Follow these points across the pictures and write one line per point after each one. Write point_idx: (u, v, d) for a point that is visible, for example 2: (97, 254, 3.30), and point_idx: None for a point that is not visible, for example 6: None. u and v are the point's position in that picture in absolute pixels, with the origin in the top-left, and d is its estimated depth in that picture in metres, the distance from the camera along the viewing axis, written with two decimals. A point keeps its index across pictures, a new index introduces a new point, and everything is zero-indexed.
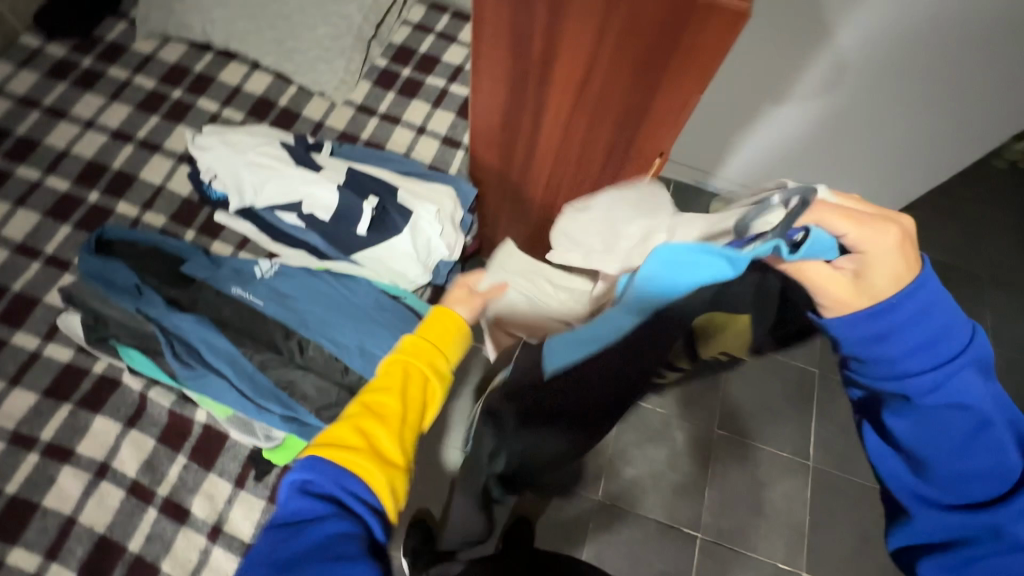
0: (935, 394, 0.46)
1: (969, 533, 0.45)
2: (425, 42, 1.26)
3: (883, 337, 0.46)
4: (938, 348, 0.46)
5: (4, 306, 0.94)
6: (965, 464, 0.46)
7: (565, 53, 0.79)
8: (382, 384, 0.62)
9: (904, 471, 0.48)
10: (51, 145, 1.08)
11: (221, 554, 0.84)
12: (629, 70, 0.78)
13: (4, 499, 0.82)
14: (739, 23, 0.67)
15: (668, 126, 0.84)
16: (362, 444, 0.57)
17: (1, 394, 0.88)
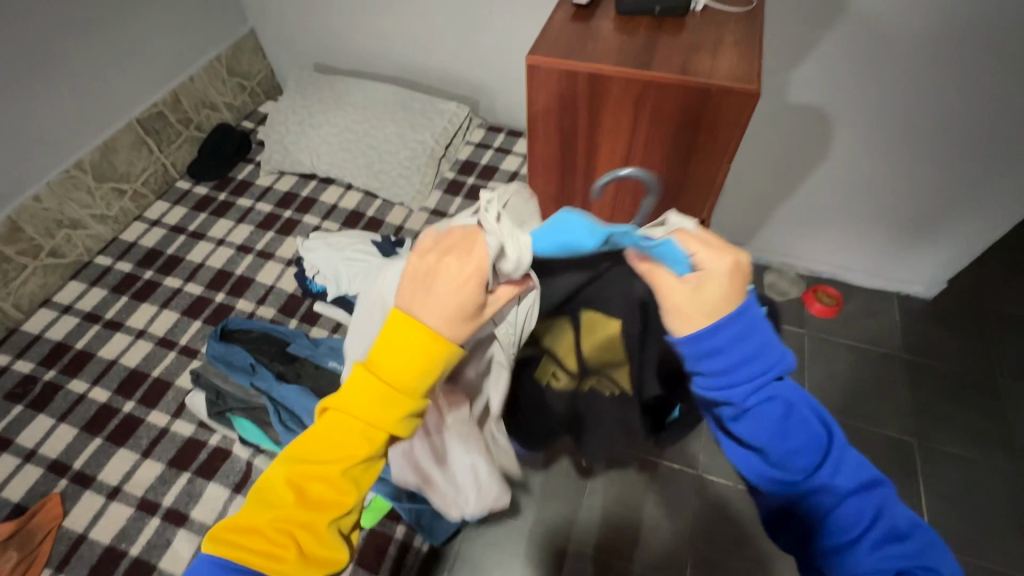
0: (757, 398, 0.48)
1: (813, 504, 0.49)
2: (485, 156, 1.50)
3: (713, 352, 0.47)
4: (755, 359, 0.47)
5: (144, 390, 1.11)
6: (795, 449, 0.49)
7: (606, 142, 0.95)
8: (313, 457, 0.46)
9: (755, 462, 0.50)
10: (191, 259, 1.34)
11: None
12: (662, 149, 0.92)
13: (129, 561, 0.91)
14: (751, 103, 0.80)
15: (704, 192, 0.96)
16: (285, 548, 0.44)
17: (135, 464, 1.01)
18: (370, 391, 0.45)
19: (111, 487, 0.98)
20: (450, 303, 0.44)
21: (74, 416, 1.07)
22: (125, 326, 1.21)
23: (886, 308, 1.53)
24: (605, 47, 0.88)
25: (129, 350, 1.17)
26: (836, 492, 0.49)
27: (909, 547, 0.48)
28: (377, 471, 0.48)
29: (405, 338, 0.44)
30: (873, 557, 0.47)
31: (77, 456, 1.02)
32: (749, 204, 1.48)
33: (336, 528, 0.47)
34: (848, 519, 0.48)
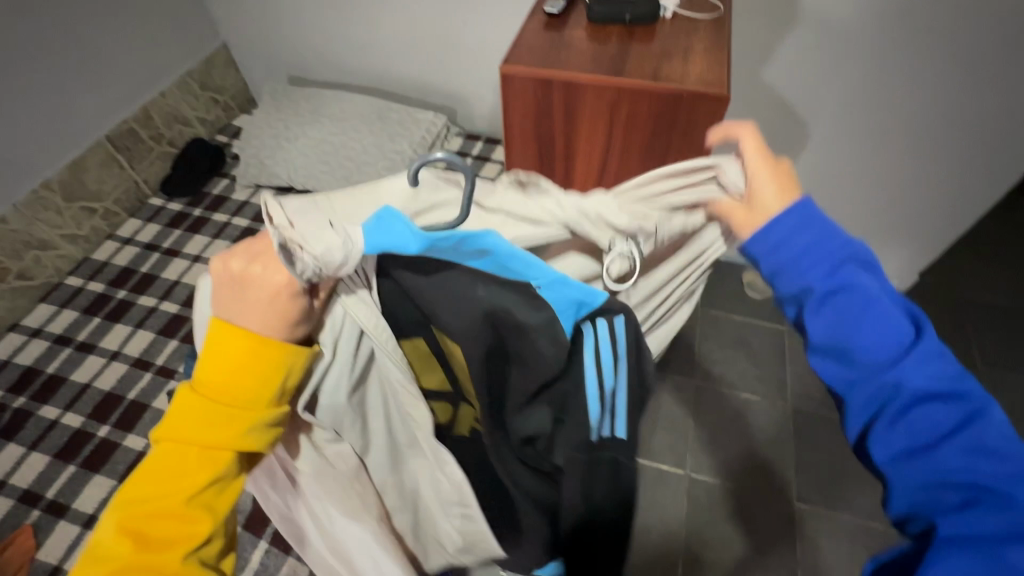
0: (833, 281, 0.50)
1: (884, 400, 0.47)
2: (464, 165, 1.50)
3: (782, 244, 0.52)
4: (826, 245, 0.51)
5: (119, 412, 1.08)
6: (875, 337, 0.48)
7: (582, 149, 0.96)
8: (155, 490, 0.45)
9: (832, 364, 0.51)
10: (165, 277, 1.31)
11: None
12: (637, 155, 0.94)
13: None
14: (722, 107, 0.81)
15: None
16: None
17: (111, 491, 0.98)
18: (206, 414, 0.46)
19: (87, 516, 0.95)
20: (283, 310, 0.46)
21: (47, 443, 1.04)
22: (99, 347, 1.18)
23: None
24: (578, 55, 0.89)
25: (103, 372, 1.14)
26: (910, 389, 0.46)
27: (999, 466, 0.42)
28: (228, 486, 0.49)
29: (235, 354, 0.46)
30: (957, 459, 0.43)
31: (50, 484, 0.99)
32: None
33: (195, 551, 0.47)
34: (926, 422, 0.45)
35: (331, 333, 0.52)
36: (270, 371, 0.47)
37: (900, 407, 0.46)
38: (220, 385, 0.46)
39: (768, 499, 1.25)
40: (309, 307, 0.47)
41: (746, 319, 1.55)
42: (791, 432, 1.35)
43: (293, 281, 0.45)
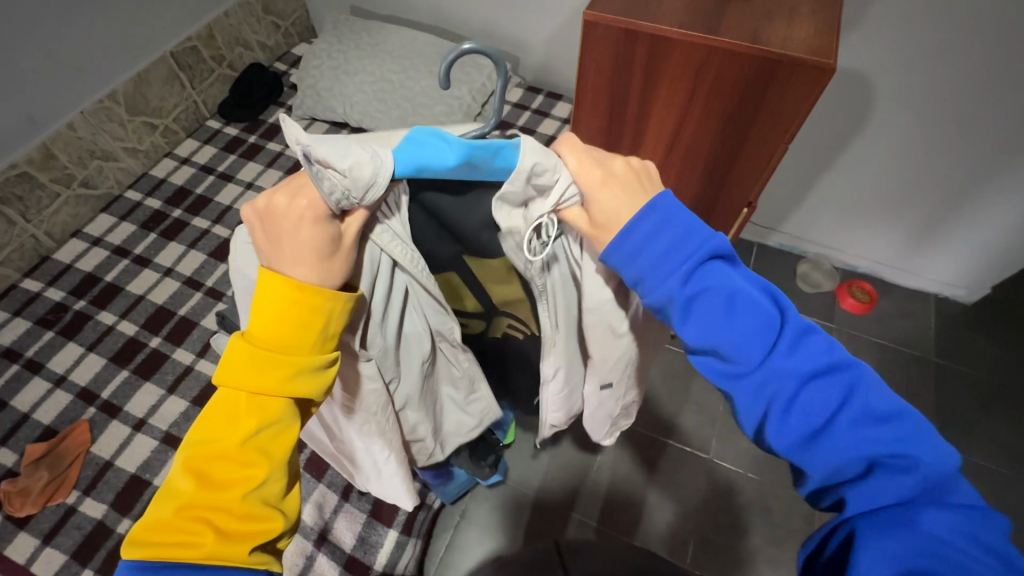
0: (690, 286, 0.47)
1: (774, 391, 0.46)
2: (521, 117, 1.45)
3: (636, 255, 0.47)
4: (681, 251, 0.47)
5: (169, 327, 1.13)
6: (741, 335, 0.46)
7: (656, 114, 0.91)
8: (209, 444, 0.43)
9: (713, 360, 0.48)
10: (219, 201, 1.32)
11: (325, 561, 0.86)
12: (716, 128, 0.88)
13: (153, 488, 0.94)
14: (822, 78, 0.74)
15: (756, 171, 0.92)
16: (199, 531, 0.41)
17: (160, 399, 1.03)
18: (256, 364, 0.43)
19: (137, 419, 1.01)
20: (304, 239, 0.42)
21: (103, 347, 1.09)
22: (153, 262, 1.22)
23: (922, 310, 1.48)
24: (668, 8, 0.81)
25: (157, 287, 1.18)
26: (796, 375, 0.45)
27: (893, 428, 0.44)
28: (288, 437, 0.46)
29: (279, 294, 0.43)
30: (852, 437, 0.44)
31: (105, 386, 1.05)
32: (789, 191, 1.41)
33: (256, 506, 0.44)
34: (816, 405, 0.45)
35: (368, 269, 0.49)
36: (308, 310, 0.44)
37: (798, 396, 0.45)
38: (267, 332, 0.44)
39: (790, 495, 1.23)
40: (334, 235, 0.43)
41: None
42: None
43: (318, 202, 0.42)
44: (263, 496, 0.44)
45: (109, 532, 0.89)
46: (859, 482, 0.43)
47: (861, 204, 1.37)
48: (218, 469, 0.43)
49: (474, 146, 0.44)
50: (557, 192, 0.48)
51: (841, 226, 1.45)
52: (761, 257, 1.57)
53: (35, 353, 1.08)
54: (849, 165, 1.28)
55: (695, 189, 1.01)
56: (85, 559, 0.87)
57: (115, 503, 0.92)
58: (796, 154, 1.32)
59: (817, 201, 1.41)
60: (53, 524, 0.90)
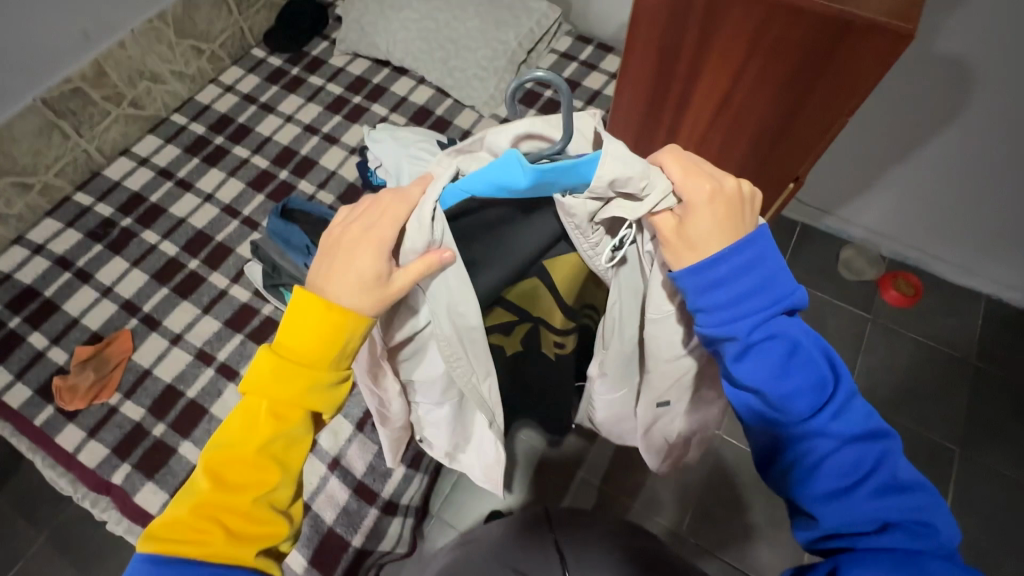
0: (758, 334, 0.50)
1: (806, 447, 0.51)
2: (568, 68, 1.39)
3: (715, 286, 0.49)
4: (764, 296, 0.50)
5: (207, 251, 1.17)
6: (792, 387, 0.50)
7: (707, 74, 0.85)
8: (233, 448, 0.51)
9: (757, 401, 0.52)
10: (259, 133, 1.34)
11: (336, 484, 0.91)
12: (769, 94, 0.83)
13: (186, 399, 1.01)
14: (897, 47, 0.68)
15: (809, 147, 0.87)
16: (211, 530, 0.49)
17: (195, 318, 1.09)
18: (281, 378, 0.50)
19: (174, 334, 1.07)
20: (358, 263, 0.46)
21: (146, 264, 1.15)
22: (195, 187, 1.25)
23: (970, 310, 1.39)
24: None
25: (197, 211, 1.22)
26: (833, 437, 0.50)
27: (910, 499, 0.49)
28: (296, 448, 0.53)
29: (316, 316, 0.48)
30: (871, 503, 0.48)
31: (146, 300, 1.11)
32: (846, 172, 1.32)
33: (269, 504, 0.52)
34: (848, 462, 0.50)
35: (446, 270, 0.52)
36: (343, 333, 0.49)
37: (827, 450, 0.50)
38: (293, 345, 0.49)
39: None
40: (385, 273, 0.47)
41: (828, 298, 1.42)
42: None
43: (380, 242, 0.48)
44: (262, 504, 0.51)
45: (145, 433, 0.97)
46: (870, 536, 0.48)
47: (923, 193, 1.27)
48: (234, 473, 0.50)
49: (546, 169, 0.45)
50: (648, 204, 0.48)
51: (896, 214, 1.36)
52: (803, 237, 1.50)
53: (85, 264, 1.15)
54: (929, 157, 1.19)
55: (739, 159, 0.96)
56: (124, 454, 0.95)
57: (151, 408, 0.99)
58: (861, 134, 1.23)
59: (874, 185, 1.32)
60: (97, 420, 0.98)
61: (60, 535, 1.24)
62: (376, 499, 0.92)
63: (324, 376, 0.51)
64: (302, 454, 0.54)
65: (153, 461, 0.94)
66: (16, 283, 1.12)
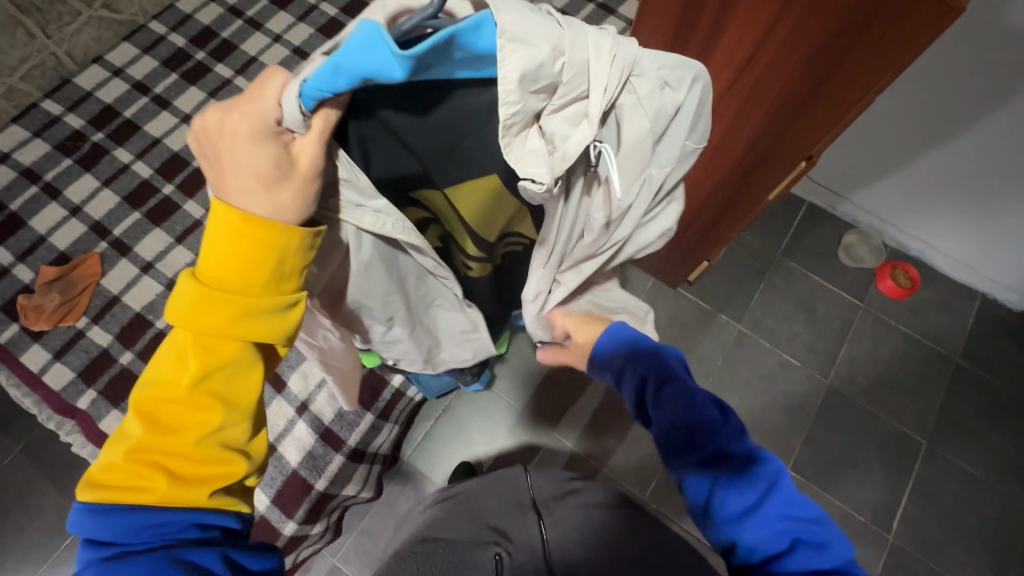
0: (655, 381, 0.59)
1: (718, 484, 0.54)
2: (585, 10, 1.28)
3: (611, 340, 0.64)
4: (647, 351, 0.61)
5: (183, 177, 1.11)
6: (706, 435, 0.55)
7: (732, 31, 0.79)
8: (167, 382, 0.46)
9: (673, 448, 0.57)
10: (244, 51, 1.24)
11: (303, 428, 0.91)
12: (796, 61, 0.75)
13: (154, 330, 0.98)
14: (945, 18, 0.60)
15: (828, 122, 0.80)
16: (154, 475, 0.46)
17: (167, 247, 1.05)
18: (213, 303, 0.44)
19: (145, 262, 1.03)
20: (243, 161, 0.39)
21: (118, 185, 1.09)
22: (173, 106, 1.17)
23: (964, 308, 1.37)
24: None
25: (173, 132, 1.15)
26: (734, 473, 0.54)
27: (812, 525, 0.52)
28: (240, 382, 0.48)
29: (234, 235, 0.42)
30: (770, 526, 0.52)
31: (117, 223, 1.06)
32: (866, 155, 1.25)
33: (216, 444, 0.47)
34: (750, 497, 0.53)
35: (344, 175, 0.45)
36: (271, 247, 0.43)
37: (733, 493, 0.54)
38: (221, 270, 0.43)
39: None
40: (283, 158, 0.40)
41: (823, 283, 1.39)
42: (815, 408, 1.29)
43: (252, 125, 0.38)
44: (205, 445, 0.47)
45: (112, 361, 0.95)
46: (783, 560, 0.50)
47: (943, 185, 1.21)
48: (171, 415, 0.46)
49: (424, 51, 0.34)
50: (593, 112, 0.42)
51: (910, 205, 1.30)
52: (808, 216, 1.45)
53: (53, 179, 1.08)
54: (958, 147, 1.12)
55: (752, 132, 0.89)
56: (90, 380, 0.93)
57: (119, 336, 0.97)
58: (890, 116, 1.15)
59: (893, 172, 1.26)
60: (63, 343, 0.96)
61: (35, 448, 1.26)
62: (342, 446, 0.92)
63: (262, 296, 0.45)
64: (249, 386, 0.49)
65: (120, 390, 0.93)
66: None
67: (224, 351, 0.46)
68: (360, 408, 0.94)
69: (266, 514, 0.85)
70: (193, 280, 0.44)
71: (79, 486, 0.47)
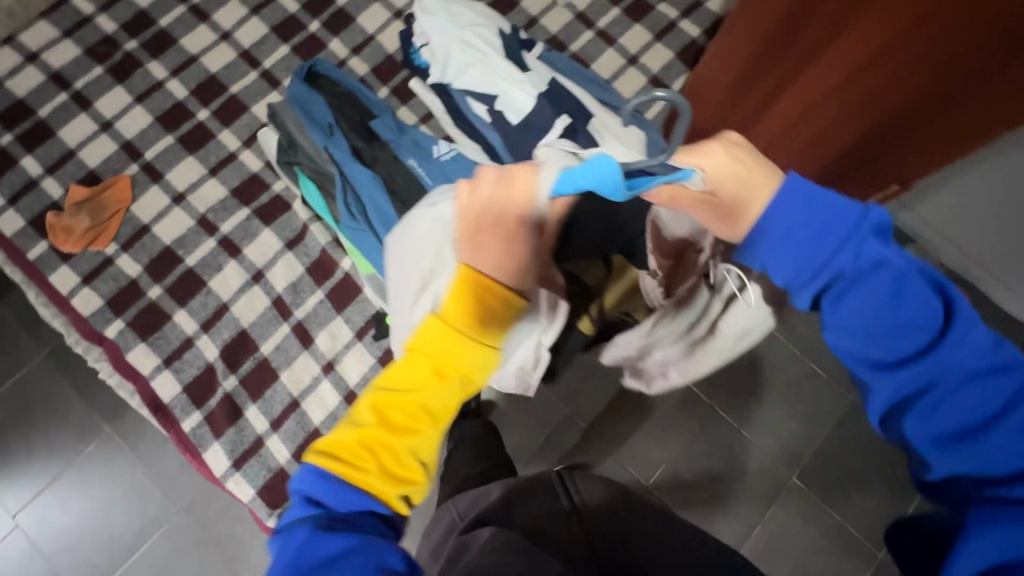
0: (855, 251, 0.47)
1: (923, 385, 0.45)
2: None
3: (789, 232, 0.49)
4: (836, 229, 0.47)
5: (219, 103, 1.04)
6: (901, 314, 0.46)
7: (826, 55, 0.65)
8: (395, 386, 0.49)
9: (851, 344, 0.48)
10: None
11: (328, 388, 0.91)
12: (908, 87, 0.62)
13: (183, 266, 0.95)
14: None
15: (944, 139, 0.68)
16: (366, 460, 0.49)
17: (200, 179, 1.00)
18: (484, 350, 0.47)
19: (176, 192, 0.99)
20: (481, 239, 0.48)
21: (151, 104, 1.03)
22: (211, 19, 1.07)
23: None
24: None
25: (211, 51, 1.06)
26: (960, 371, 0.44)
27: None
28: (442, 406, 0.49)
29: (468, 289, 0.46)
30: (1012, 447, 0.42)
31: (149, 146, 1.01)
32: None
33: (415, 452, 0.50)
34: (973, 403, 0.44)
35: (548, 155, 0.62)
36: (513, 305, 0.47)
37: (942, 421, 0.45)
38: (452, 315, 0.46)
39: None
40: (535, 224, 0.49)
41: None
42: None
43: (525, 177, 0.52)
44: (407, 445, 0.49)
45: (141, 294, 0.93)
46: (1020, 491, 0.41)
47: None
48: (389, 423, 0.49)
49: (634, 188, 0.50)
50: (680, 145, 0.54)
51: None
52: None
53: (83, 88, 1.02)
54: None
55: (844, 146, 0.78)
56: (118, 310, 0.92)
57: (148, 268, 0.95)
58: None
59: None
60: (93, 268, 0.94)
61: (61, 354, 1.28)
62: None
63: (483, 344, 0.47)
64: (442, 414, 0.50)
65: (147, 324, 0.92)
66: (8, 94, 1.00)
67: (448, 376, 0.47)
68: None
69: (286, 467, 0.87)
70: (435, 319, 0.47)
71: (307, 452, 0.52)
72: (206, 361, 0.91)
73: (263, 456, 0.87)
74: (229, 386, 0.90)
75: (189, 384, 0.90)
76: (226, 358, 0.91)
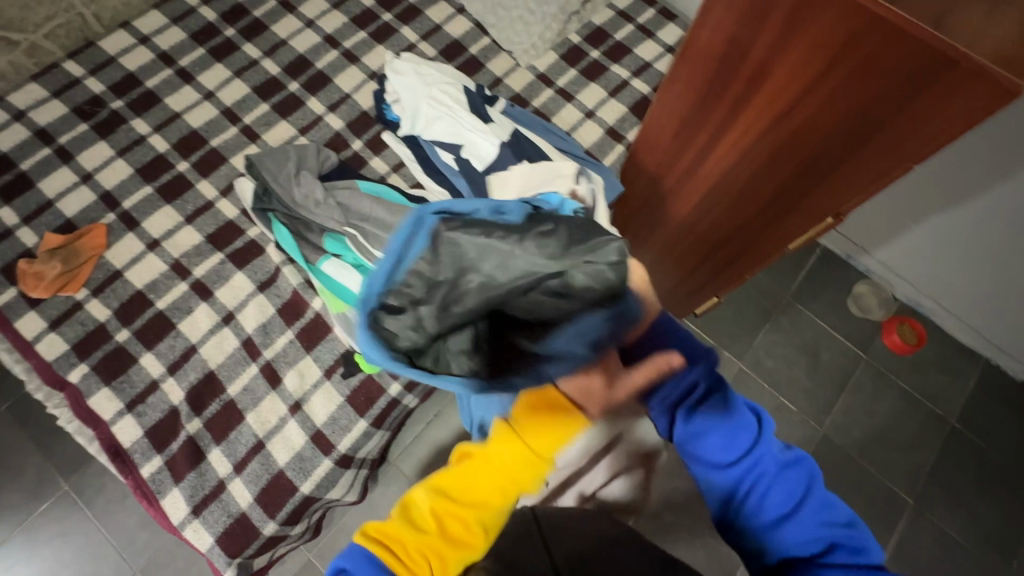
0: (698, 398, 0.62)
1: (757, 474, 0.57)
2: (622, 31, 1.29)
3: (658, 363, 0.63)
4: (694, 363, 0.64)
5: (198, 156, 1.09)
6: (725, 437, 0.59)
7: (732, 103, 0.84)
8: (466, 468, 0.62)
9: (701, 450, 0.60)
10: (274, 33, 1.21)
11: (294, 428, 0.91)
12: (797, 122, 0.79)
13: (153, 309, 0.97)
14: (940, 74, 0.62)
15: (821, 162, 0.82)
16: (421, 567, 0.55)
17: (176, 226, 1.03)
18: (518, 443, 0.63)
19: (151, 239, 1.01)
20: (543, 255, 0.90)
21: (132, 156, 1.07)
22: (196, 81, 1.15)
23: (942, 359, 1.52)
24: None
25: (194, 108, 1.12)
26: (771, 463, 0.57)
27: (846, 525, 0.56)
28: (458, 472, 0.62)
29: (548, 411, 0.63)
30: (817, 524, 0.54)
31: (128, 196, 1.04)
32: (900, 201, 1.35)
33: (436, 548, 0.56)
34: (787, 490, 0.56)
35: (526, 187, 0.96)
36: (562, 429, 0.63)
37: (707, 430, 0.60)
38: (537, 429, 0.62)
39: None
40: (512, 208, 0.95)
41: (825, 326, 1.53)
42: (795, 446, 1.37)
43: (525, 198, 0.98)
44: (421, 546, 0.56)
45: (108, 337, 0.93)
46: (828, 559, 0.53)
47: (888, 258, 1.50)
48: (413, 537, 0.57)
49: None
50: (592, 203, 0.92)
51: (879, 282, 1.57)
52: (807, 282, 1.57)
53: (66, 143, 1.06)
54: (930, 229, 1.35)
55: (758, 182, 0.92)
56: (83, 354, 0.92)
57: (117, 312, 0.95)
58: (949, 157, 1.20)
59: (877, 258, 1.52)
60: (60, 314, 0.94)
61: (20, 408, 1.23)
62: (332, 451, 0.92)
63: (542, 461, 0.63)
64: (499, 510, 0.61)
65: (112, 368, 0.91)
66: None
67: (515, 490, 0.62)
68: (354, 413, 0.94)
69: (247, 512, 0.87)
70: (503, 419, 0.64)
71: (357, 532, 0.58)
72: (170, 404, 0.90)
73: (224, 499, 0.87)
74: (194, 429, 0.89)
75: (152, 428, 0.89)
76: (191, 400, 0.91)
